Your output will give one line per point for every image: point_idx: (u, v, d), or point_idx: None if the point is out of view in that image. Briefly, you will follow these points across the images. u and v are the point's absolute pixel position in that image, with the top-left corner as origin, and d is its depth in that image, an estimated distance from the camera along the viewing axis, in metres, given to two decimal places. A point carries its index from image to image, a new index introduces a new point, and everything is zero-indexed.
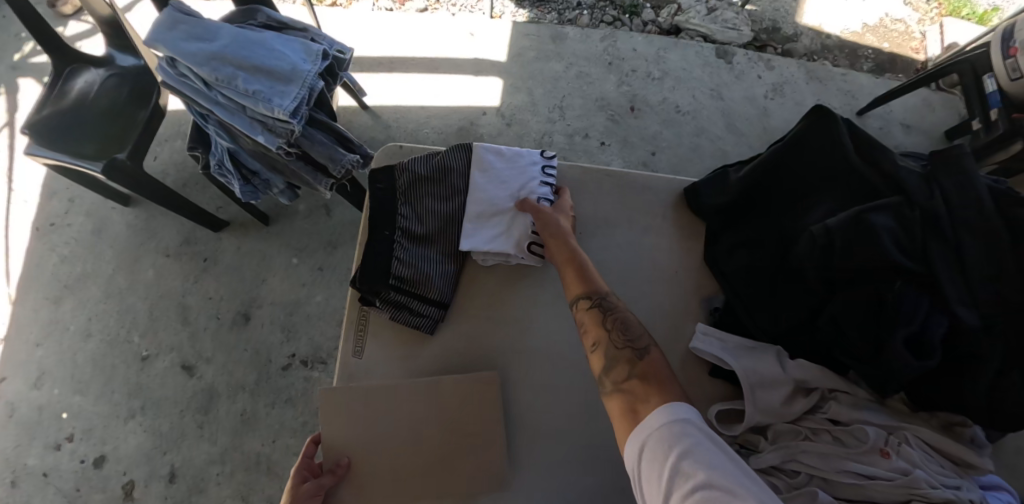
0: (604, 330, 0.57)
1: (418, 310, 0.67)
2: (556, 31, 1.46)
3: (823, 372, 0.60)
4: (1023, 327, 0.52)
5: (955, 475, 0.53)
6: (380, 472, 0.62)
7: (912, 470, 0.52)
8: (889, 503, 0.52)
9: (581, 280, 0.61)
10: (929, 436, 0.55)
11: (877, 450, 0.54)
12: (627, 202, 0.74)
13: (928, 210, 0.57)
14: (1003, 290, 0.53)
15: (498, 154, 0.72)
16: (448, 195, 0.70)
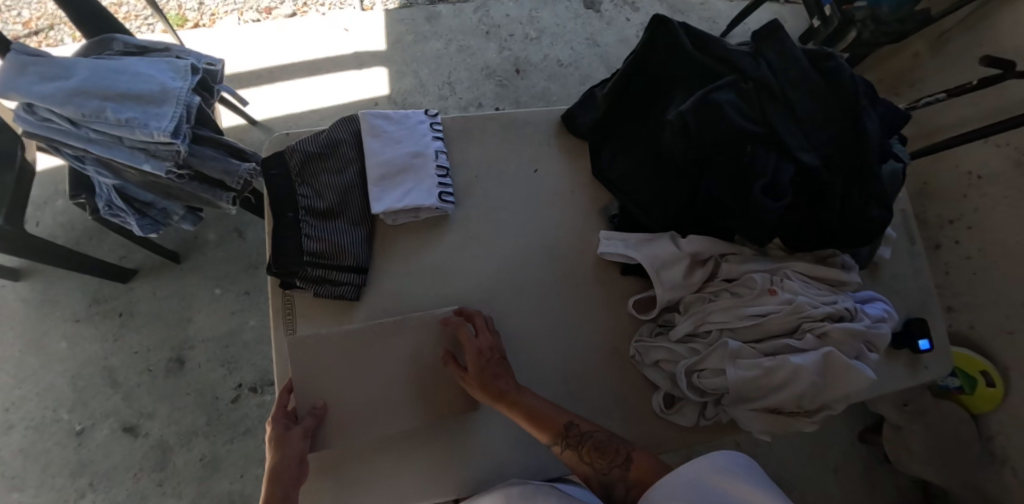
0: (586, 463, 0.61)
1: (338, 280, 0.70)
2: (429, 11, 1.48)
3: (713, 242, 0.67)
4: (851, 156, 0.61)
5: (831, 293, 0.62)
6: (354, 416, 0.66)
7: (795, 298, 0.60)
8: (784, 330, 0.61)
9: (541, 425, 0.62)
10: (805, 268, 0.63)
11: (765, 291, 0.62)
12: (515, 139, 0.77)
13: (759, 78, 0.64)
14: (828, 130, 0.62)
15: (386, 118, 0.74)
16: (341, 167, 0.73)
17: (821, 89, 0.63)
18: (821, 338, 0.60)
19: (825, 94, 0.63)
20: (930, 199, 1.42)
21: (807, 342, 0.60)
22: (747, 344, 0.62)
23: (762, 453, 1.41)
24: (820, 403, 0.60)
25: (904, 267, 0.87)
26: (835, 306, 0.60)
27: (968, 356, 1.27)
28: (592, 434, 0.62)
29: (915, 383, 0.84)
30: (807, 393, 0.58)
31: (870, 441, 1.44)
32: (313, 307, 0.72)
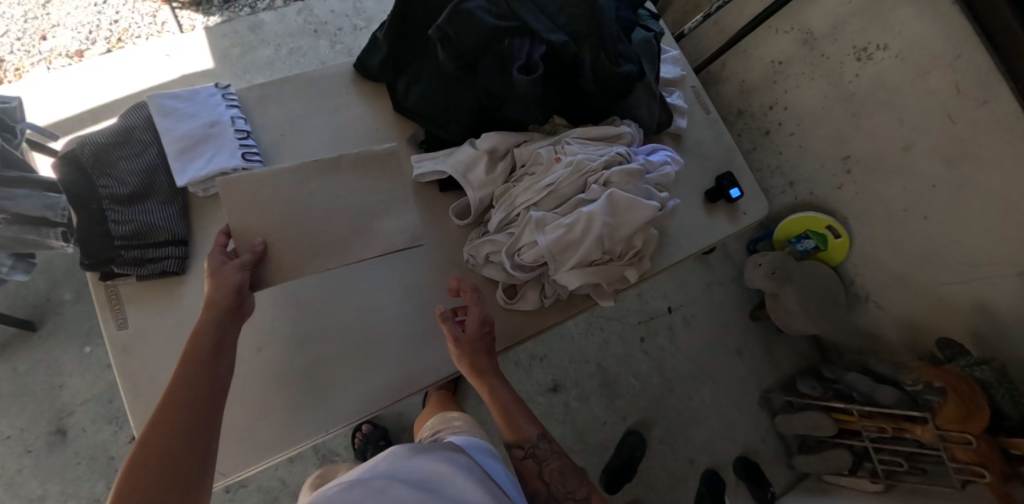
0: (543, 481, 0.68)
1: (156, 255, 0.70)
2: (252, 21, 1.47)
3: (503, 135, 0.73)
4: (590, 27, 0.69)
5: (607, 147, 0.71)
6: (291, 256, 0.71)
7: (576, 158, 0.69)
8: (575, 188, 0.69)
9: (512, 428, 0.70)
10: (582, 133, 0.72)
11: (552, 161, 0.70)
12: (315, 95, 0.81)
13: None
14: (568, 10, 0.69)
15: (174, 96, 0.74)
16: (140, 149, 0.72)
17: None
18: (605, 185, 0.68)
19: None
20: (751, 93, 1.59)
21: (594, 192, 0.68)
22: (550, 213, 0.68)
23: (672, 354, 1.53)
24: (620, 240, 0.68)
25: (705, 134, 0.99)
26: (607, 155, 0.69)
27: (813, 216, 1.51)
28: (553, 463, 0.69)
29: (737, 229, 0.95)
30: (605, 232, 0.66)
31: (761, 317, 1.59)
32: (141, 293, 0.71)
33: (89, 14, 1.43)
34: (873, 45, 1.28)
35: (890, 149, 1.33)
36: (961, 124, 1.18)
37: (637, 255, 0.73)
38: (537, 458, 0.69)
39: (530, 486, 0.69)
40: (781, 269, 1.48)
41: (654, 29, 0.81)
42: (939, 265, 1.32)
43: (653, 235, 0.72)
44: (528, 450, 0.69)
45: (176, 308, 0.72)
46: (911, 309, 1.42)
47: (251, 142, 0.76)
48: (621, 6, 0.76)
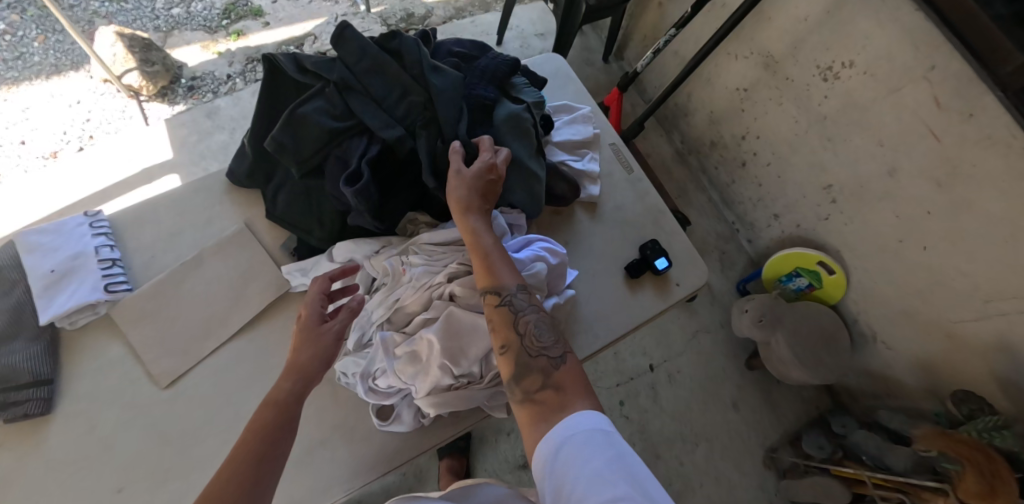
0: (517, 331, 0.61)
1: (19, 399, 0.65)
2: (209, 107, 1.53)
3: (355, 243, 0.72)
4: (426, 121, 0.70)
5: (452, 254, 0.70)
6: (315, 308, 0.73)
7: (418, 272, 0.68)
8: (422, 306, 0.67)
9: (488, 273, 0.63)
10: (429, 239, 0.70)
11: (399, 274, 0.69)
12: (189, 208, 0.79)
13: (340, 82, 0.72)
14: (406, 106, 0.71)
15: (41, 230, 0.72)
16: (6, 288, 0.69)
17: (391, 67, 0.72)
18: (449, 300, 0.66)
19: (398, 66, 0.72)
20: (720, 123, 1.48)
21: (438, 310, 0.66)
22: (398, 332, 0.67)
23: (656, 416, 1.39)
24: (475, 359, 0.64)
25: (626, 196, 0.90)
26: (450, 266, 0.68)
27: (801, 253, 1.35)
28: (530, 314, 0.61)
29: (670, 304, 0.83)
30: (447, 355, 0.63)
31: (757, 367, 1.44)
32: (8, 437, 0.66)
33: (63, 116, 1.56)
34: (837, 63, 1.16)
35: (873, 173, 1.19)
36: (946, 141, 1.04)
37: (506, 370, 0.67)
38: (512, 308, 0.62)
39: (500, 336, 0.61)
40: (770, 314, 1.33)
41: (529, 99, 0.77)
42: (949, 300, 1.15)
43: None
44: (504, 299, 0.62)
45: (42, 450, 0.66)
46: (925, 351, 1.24)
47: (118, 269, 0.73)
48: (479, 81, 0.75)
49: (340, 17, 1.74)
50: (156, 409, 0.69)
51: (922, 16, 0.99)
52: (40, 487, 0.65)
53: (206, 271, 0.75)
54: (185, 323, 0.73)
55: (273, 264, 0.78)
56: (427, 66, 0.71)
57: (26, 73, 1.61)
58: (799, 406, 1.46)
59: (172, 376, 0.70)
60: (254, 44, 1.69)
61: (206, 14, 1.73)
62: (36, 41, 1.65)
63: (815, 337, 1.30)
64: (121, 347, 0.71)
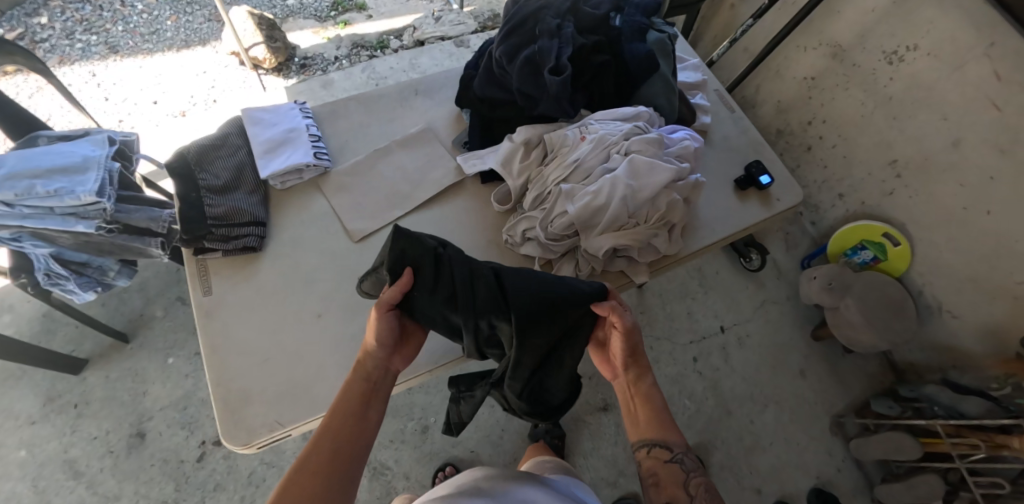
0: (687, 492, 0.66)
1: (240, 234, 0.78)
2: (324, 80, 1.70)
3: (539, 127, 0.79)
4: (595, 34, 0.81)
5: (623, 122, 0.77)
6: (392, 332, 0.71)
7: (598, 134, 0.75)
8: (601, 161, 0.75)
9: (659, 429, 0.70)
10: (602, 113, 0.78)
11: (578, 139, 0.77)
12: (368, 106, 0.91)
13: (518, 12, 0.83)
14: (578, 23, 0.81)
15: (263, 110, 0.86)
16: (232, 152, 0.82)
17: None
18: (626, 155, 0.74)
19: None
20: (788, 111, 1.61)
21: (617, 162, 0.73)
22: (577, 186, 0.74)
23: (727, 375, 1.45)
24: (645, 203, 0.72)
25: (731, 129, 1.01)
26: (625, 129, 0.75)
27: (869, 224, 1.44)
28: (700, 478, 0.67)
29: (773, 215, 0.93)
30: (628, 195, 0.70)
31: (824, 338, 1.50)
32: (225, 266, 0.79)
33: (191, 82, 1.75)
34: (903, 48, 1.31)
35: (937, 147, 1.31)
36: (1007, 111, 1.18)
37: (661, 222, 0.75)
38: (682, 466, 0.68)
39: (672, 493, 0.66)
40: (839, 281, 1.42)
41: (669, 32, 0.89)
42: (1014, 263, 1.24)
43: (678, 202, 0.74)
44: (673, 455, 0.69)
45: (251, 282, 0.78)
46: (990, 315, 1.31)
47: (322, 145, 0.85)
48: (636, 13, 0.84)
49: (435, 12, 1.93)
50: (349, 257, 0.79)
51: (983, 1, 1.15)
52: (255, 307, 0.76)
53: (395, 158, 0.86)
54: (374, 194, 0.83)
55: (443, 152, 0.87)
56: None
57: (160, 46, 1.82)
58: (863, 379, 1.51)
59: (364, 233, 0.80)
60: (359, 31, 1.89)
61: (317, 5, 1.95)
62: (169, 20, 1.87)
63: (884, 303, 1.38)
64: (322, 204, 0.83)
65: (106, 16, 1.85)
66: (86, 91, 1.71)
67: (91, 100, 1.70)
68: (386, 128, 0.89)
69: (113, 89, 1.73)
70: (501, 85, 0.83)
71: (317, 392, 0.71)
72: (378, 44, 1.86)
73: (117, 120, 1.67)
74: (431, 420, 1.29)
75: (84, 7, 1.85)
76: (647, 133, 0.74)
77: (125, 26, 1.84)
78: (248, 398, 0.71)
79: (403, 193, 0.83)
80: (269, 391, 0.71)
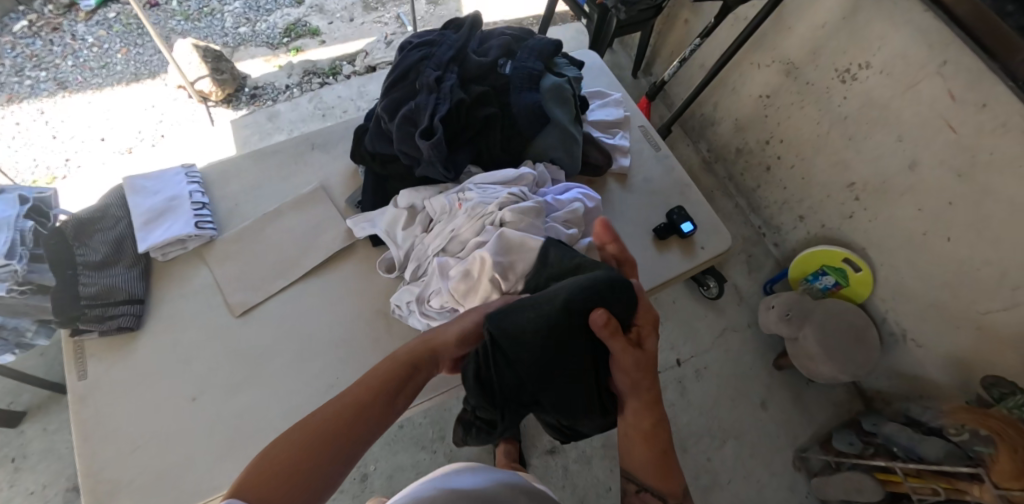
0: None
1: (115, 313, 0.74)
2: (270, 111, 1.68)
3: (423, 192, 0.76)
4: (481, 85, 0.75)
5: (501, 188, 0.73)
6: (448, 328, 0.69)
7: (473, 203, 0.72)
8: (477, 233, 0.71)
9: (666, 478, 0.70)
10: (483, 176, 0.75)
11: (454, 207, 0.73)
12: (260, 165, 0.87)
13: (401, 63, 0.78)
14: (462, 73, 0.76)
15: (145, 176, 0.81)
16: (114, 224, 0.79)
17: (442, 43, 0.79)
18: (499, 226, 0.70)
19: (446, 43, 0.78)
20: (746, 130, 1.55)
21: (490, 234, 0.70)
22: (454, 259, 0.72)
23: (684, 410, 1.39)
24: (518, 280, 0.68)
25: (654, 169, 0.94)
26: (501, 197, 0.71)
27: (826, 249, 1.38)
28: None
29: (696, 265, 0.87)
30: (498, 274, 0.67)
31: (786, 367, 1.44)
32: (103, 347, 0.75)
33: (140, 117, 1.73)
34: (855, 66, 1.24)
35: (894, 168, 1.24)
36: (962, 132, 1.10)
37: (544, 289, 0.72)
38: None
39: None
40: (797, 310, 1.35)
41: (570, 75, 0.83)
42: (977, 293, 1.16)
43: None
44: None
45: (127, 362, 0.74)
46: (955, 345, 1.24)
47: (207, 212, 0.81)
48: (529, 58, 0.79)
49: (388, 36, 1.90)
50: (231, 332, 0.75)
51: (931, 16, 1.08)
52: (130, 390, 0.73)
53: (284, 221, 0.82)
54: (262, 262, 0.79)
55: (337, 215, 0.83)
56: (481, 47, 0.80)
57: (109, 80, 1.80)
58: (830, 408, 1.45)
59: (245, 306, 0.76)
60: (310, 58, 1.86)
61: (270, 32, 1.92)
62: (120, 53, 1.86)
63: (844, 333, 1.31)
64: (206, 275, 0.79)
65: (57, 51, 1.85)
66: (35, 130, 1.70)
67: (39, 139, 1.69)
68: (278, 188, 0.85)
69: (61, 126, 1.71)
70: (387, 142, 0.77)
71: (187, 483, 0.67)
72: (330, 70, 1.82)
73: (64, 159, 1.65)
74: (370, 468, 1.25)
75: (35, 42, 1.86)
76: (523, 202, 0.71)
77: (76, 61, 1.83)
78: (115, 490, 0.67)
79: (290, 258, 0.80)
80: (140, 480, 0.68)
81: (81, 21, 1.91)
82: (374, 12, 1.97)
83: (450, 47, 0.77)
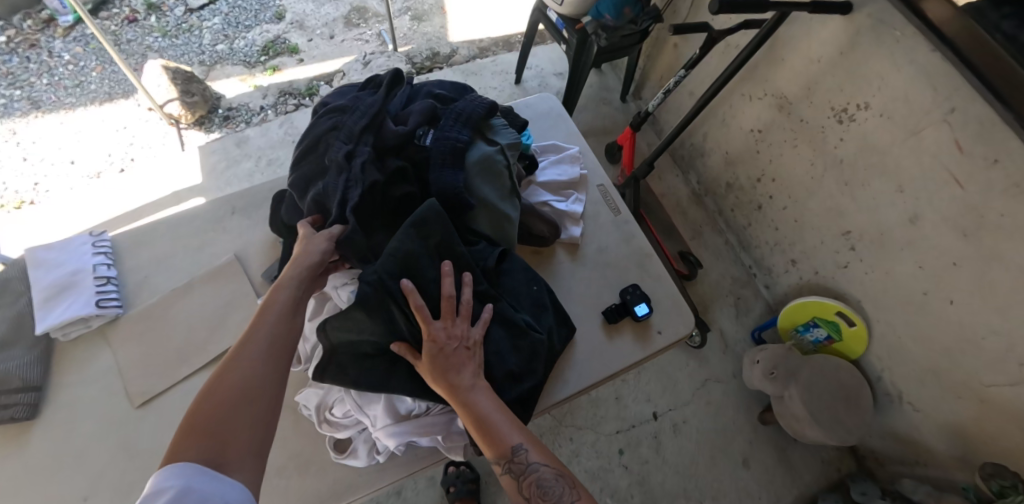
0: (522, 499, 0.59)
1: (5, 402, 0.68)
2: (239, 136, 1.63)
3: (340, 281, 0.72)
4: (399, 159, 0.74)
5: None
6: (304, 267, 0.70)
7: None
8: None
9: (488, 443, 0.60)
10: None
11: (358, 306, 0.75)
12: (177, 233, 0.82)
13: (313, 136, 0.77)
14: (378, 145, 0.74)
15: (48, 247, 0.76)
16: (12, 299, 0.73)
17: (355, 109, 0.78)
18: None
19: (357, 108, 0.77)
20: (736, 165, 1.44)
21: None
22: None
23: (658, 468, 1.31)
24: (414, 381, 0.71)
25: (611, 238, 0.86)
26: None
27: (820, 301, 1.27)
28: (532, 478, 0.59)
29: (650, 353, 0.77)
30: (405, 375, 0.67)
31: (771, 422, 1.35)
32: None
33: (111, 140, 1.69)
34: (852, 106, 1.13)
35: (894, 220, 1.12)
36: (970, 188, 0.98)
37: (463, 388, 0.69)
38: (514, 474, 0.59)
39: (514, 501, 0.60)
40: (784, 367, 1.25)
41: (503, 141, 0.79)
42: (982, 363, 1.05)
43: None
44: (507, 465, 0.60)
45: (18, 455, 0.68)
46: (956, 415, 1.13)
47: (112, 287, 0.76)
48: (454, 125, 0.76)
49: (369, 55, 1.83)
50: (129, 425, 0.70)
51: (940, 58, 0.96)
52: (12, 491, 0.66)
53: (196, 297, 0.76)
54: (167, 347, 0.73)
55: (254, 293, 0.77)
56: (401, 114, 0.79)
57: (83, 99, 1.76)
58: (818, 467, 1.35)
59: (147, 396, 0.71)
60: (288, 77, 1.80)
61: (247, 50, 1.86)
62: (95, 71, 1.82)
63: (831, 394, 1.22)
64: (108, 359, 0.73)
65: (33, 68, 1.81)
66: (5, 151, 1.67)
67: (8, 161, 1.65)
68: (195, 260, 0.80)
69: (32, 148, 1.68)
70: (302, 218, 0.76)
71: None
72: (307, 91, 1.76)
73: (33, 183, 1.62)
74: None
75: (12, 59, 1.83)
76: None
77: (50, 79, 1.80)
78: None
79: (202, 341, 0.74)
80: None
81: (58, 38, 1.87)
82: (355, 29, 1.90)
83: (363, 116, 0.75)
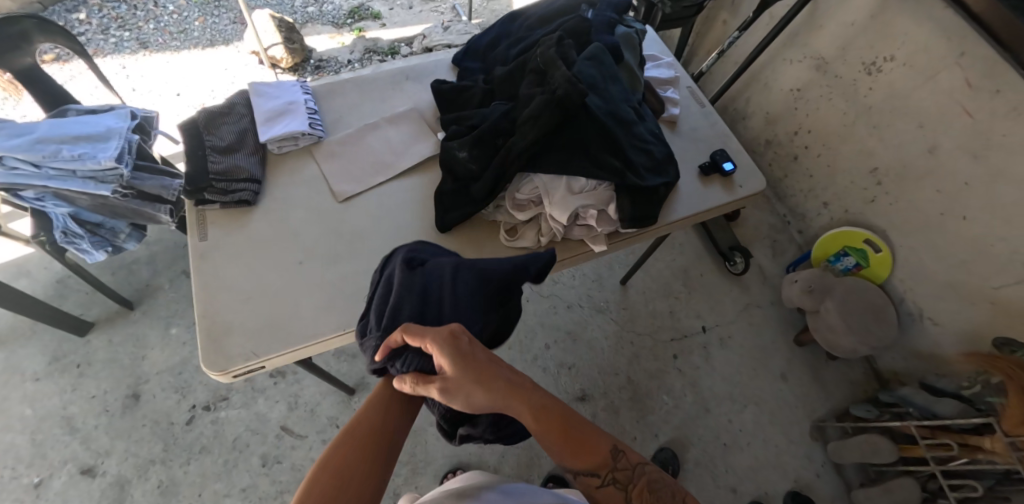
0: None
1: (237, 188, 0.86)
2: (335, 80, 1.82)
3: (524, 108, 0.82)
4: (573, 25, 0.89)
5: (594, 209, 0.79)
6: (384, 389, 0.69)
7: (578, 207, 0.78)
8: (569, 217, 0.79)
9: (582, 458, 0.64)
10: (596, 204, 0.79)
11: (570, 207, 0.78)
12: (365, 88, 1.02)
13: (520, 35, 0.96)
14: (561, 22, 0.91)
15: (268, 84, 0.96)
16: (238, 120, 0.91)
17: (541, 10, 0.99)
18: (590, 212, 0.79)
19: (528, 11, 1.01)
20: (776, 123, 1.67)
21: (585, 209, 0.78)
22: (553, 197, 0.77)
23: (708, 374, 1.47)
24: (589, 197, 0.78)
25: (700, 122, 1.05)
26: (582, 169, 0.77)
27: (847, 231, 1.49)
28: (642, 481, 0.64)
29: (734, 200, 0.97)
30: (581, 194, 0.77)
31: (806, 342, 1.52)
32: (222, 217, 0.87)
33: (214, 77, 1.88)
34: (880, 59, 1.35)
35: (914, 153, 1.33)
36: (978, 117, 1.19)
37: (624, 173, 0.77)
38: (619, 483, 0.64)
39: None
40: (820, 285, 1.43)
41: (637, 26, 0.97)
42: (991, 269, 1.25)
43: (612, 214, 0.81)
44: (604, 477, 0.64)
45: (244, 230, 0.86)
46: (970, 322, 1.32)
47: (317, 118, 0.95)
48: (607, 9, 0.94)
49: (445, 23, 2.05)
50: (334, 213, 0.88)
51: (950, 13, 1.18)
52: (244, 251, 0.84)
53: (382, 132, 0.95)
54: (362, 161, 0.92)
55: (432, 132, 0.96)
56: (564, 3, 0.98)
57: (187, 44, 1.95)
58: (847, 385, 1.52)
59: (348, 194, 0.89)
60: (372, 38, 2.00)
61: (335, 13, 2.07)
62: (197, 21, 2.01)
63: (864, 307, 1.40)
64: (314, 170, 0.92)
65: (140, 15, 2.00)
66: (116, 81, 1.85)
67: (119, 90, 1.82)
68: (380, 108, 0.99)
69: (140, 81, 1.85)
70: (503, 79, 0.88)
71: (291, 328, 0.78)
72: (389, 50, 1.97)
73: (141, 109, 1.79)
74: None
75: (120, 6, 2.01)
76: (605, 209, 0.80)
77: (157, 25, 1.99)
78: (229, 330, 0.77)
79: (389, 159, 0.92)
80: (249, 324, 0.78)
81: None
82: (431, 3, 2.14)
83: (546, 8, 0.98)
